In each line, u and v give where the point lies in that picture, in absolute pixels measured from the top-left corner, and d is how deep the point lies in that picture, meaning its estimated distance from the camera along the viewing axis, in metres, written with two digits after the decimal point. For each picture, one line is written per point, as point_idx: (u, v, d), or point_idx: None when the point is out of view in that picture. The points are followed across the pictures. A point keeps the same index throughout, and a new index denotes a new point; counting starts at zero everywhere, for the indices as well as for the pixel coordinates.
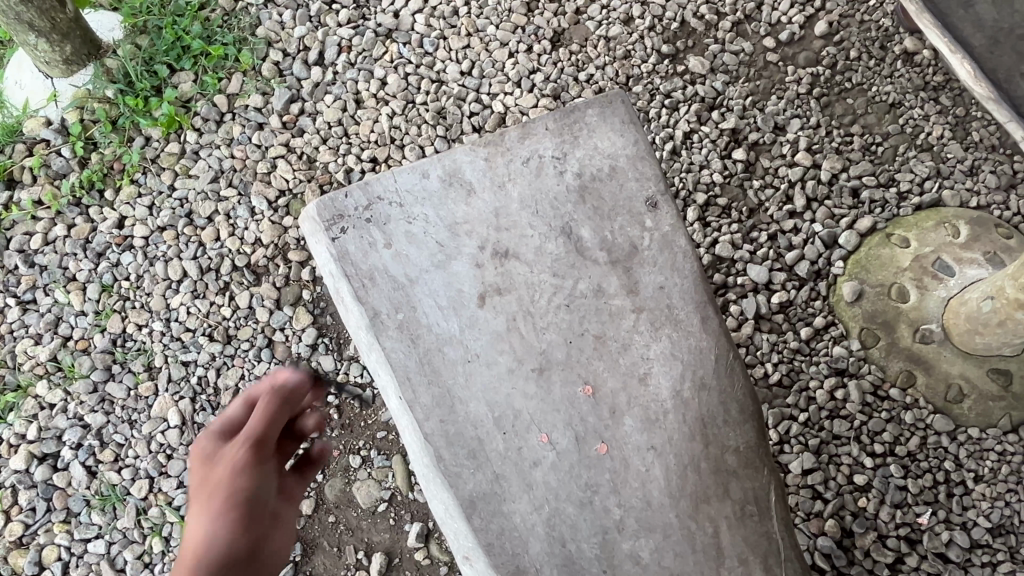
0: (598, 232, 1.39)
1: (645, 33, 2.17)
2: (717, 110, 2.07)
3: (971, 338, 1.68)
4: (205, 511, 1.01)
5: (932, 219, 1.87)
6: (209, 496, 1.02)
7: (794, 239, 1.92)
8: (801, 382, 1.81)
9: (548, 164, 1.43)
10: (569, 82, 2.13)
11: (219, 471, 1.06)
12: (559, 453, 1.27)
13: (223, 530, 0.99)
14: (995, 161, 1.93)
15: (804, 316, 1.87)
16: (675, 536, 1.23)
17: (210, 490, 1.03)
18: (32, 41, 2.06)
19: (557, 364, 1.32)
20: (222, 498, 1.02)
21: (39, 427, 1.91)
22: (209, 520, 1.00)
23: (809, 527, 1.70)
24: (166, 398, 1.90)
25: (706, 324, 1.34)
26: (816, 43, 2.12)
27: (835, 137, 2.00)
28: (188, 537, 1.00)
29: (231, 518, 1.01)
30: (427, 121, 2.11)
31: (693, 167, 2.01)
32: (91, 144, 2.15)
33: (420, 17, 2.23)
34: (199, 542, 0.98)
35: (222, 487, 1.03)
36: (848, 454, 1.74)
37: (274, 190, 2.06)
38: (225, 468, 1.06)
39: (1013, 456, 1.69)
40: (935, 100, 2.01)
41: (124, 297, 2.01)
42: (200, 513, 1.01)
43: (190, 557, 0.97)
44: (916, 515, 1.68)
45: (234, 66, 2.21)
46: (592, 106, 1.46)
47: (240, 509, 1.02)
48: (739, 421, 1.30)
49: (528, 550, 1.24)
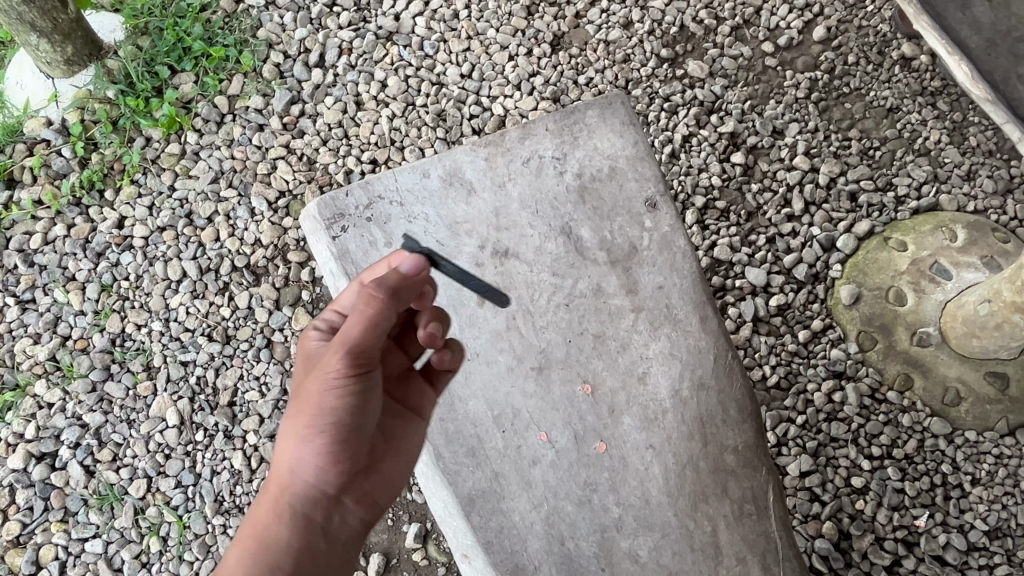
0: (598, 233, 1.40)
1: (644, 37, 2.18)
2: (716, 113, 2.08)
3: (968, 342, 1.69)
4: (294, 427, 1.02)
5: (929, 223, 1.88)
6: (298, 415, 1.02)
7: (792, 242, 1.93)
8: (799, 384, 1.81)
9: (549, 164, 1.46)
10: (568, 85, 2.14)
11: (310, 385, 1.01)
12: (558, 451, 1.28)
13: (310, 461, 1.02)
14: (992, 165, 1.94)
15: (801, 318, 1.87)
16: (674, 535, 1.24)
17: (300, 403, 1.02)
18: (33, 41, 2.06)
19: (556, 363, 1.33)
20: (309, 418, 1.01)
21: (37, 426, 1.90)
22: (300, 450, 1.02)
23: (807, 529, 1.69)
24: (165, 398, 1.90)
25: (705, 323, 1.35)
26: (814, 49, 2.14)
27: (833, 142, 2.01)
28: (280, 451, 1.04)
29: (324, 453, 1.02)
30: (427, 123, 2.12)
31: (692, 170, 2.02)
32: (92, 144, 2.15)
33: (420, 20, 2.24)
34: (287, 468, 1.03)
35: (309, 407, 1.01)
36: (845, 457, 1.75)
37: (274, 191, 2.07)
38: (315, 381, 1.01)
39: (1010, 460, 1.69)
40: (932, 105, 2.02)
41: (124, 297, 2.01)
42: (295, 436, 1.02)
43: (283, 483, 1.04)
44: (913, 518, 1.68)
45: (235, 67, 2.21)
46: (591, 108, 1.50)
47: (325, 434, 1.01)
48: (737, 420, 1.30)
49: (527, 548, 1.24)
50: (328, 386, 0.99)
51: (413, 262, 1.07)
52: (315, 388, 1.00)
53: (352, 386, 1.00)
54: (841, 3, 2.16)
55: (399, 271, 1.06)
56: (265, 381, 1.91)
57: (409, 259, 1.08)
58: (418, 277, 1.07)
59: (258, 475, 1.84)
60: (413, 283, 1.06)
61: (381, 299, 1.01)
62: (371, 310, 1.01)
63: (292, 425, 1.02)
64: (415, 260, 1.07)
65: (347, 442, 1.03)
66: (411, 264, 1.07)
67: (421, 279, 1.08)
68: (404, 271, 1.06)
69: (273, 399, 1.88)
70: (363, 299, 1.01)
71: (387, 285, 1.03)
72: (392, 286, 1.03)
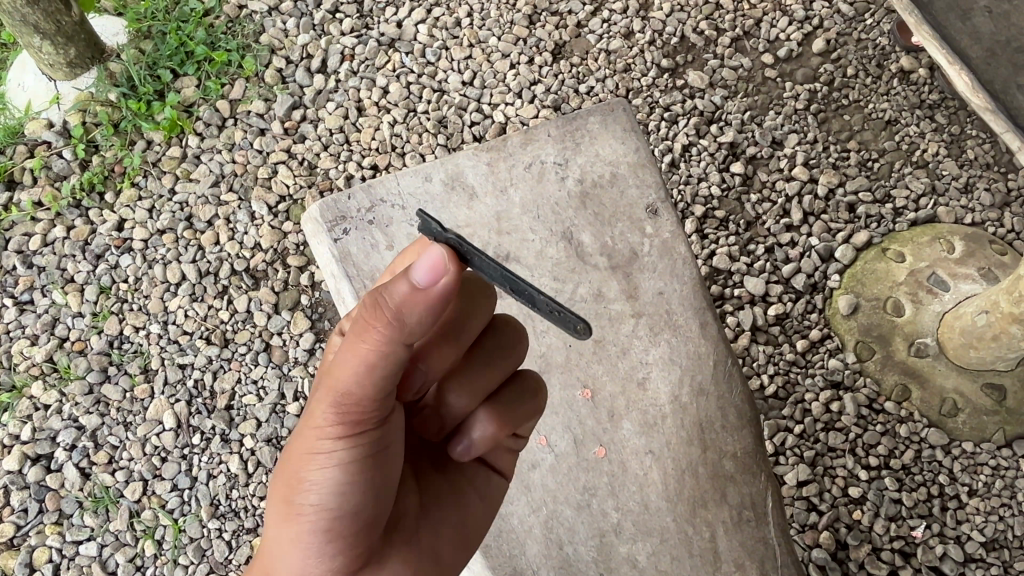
0: (598, 238, 1.41)
1: (645, 47, 2.19)
2: (716, 123, 2.09)
3: (965, 352, 1.70)
4: (281, 495, 0.87)
5: (926, 234, 1.89)
6: (284, 483, 0.86)
7: (791, 252, 1.93)
8: (796, 394, 1.81)
9: (550, 169, 1.47)
10: (569, 94, 2.15)
11: (301, 439, 0.86)
12: (557, 456, 1.29)
13: (295, 549, 0.85)
14: (989, 179, 1.95)
15: (799, 328, 1.87)
16: (672, 540, 1.24)
17: (290, 466, 0.87)
18: (36, 43, 2.06)
19: (557, 367, 1.34)
20: (297, 490, 0.85)
21: (34, 428, 1.90)
22: (290, 536, 0.85)
23: (804, 539, 1.69)
24: (162, 400, 1.90)
25: (705, 329, 1.35)
26: (814, 60, 2.15)
27: (832, 153, 2.02)
28: (273, 536, 0.88)
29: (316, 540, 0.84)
30: (428, 130, 2.13)
31: (691, 180, 2.03)
32: (93, 147, 2.15)
33: (422, 27, 2.25)
34: (273, 548, 0.88)
35: (297, 475, 0.85)
36: (843, 466, 1.74)
37: (274, 196, 2.07)
38: (305, 433, 0.85)
39: (1007, 471, 1.70)
40: (930, 118, 2.04)
41: (122, 300, 2.01)
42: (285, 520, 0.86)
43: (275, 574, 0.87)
44: (911, 528, 1.68)
45: (237, 72, 2.21)
46: (593, 114, 1.52)
47: (316, 517, 0.83)
48: (736, 426, 1.30)
49: (525, 552, 1.23)
50: (318, 451, 0.83)
51: (428, 272, 0.78)
52: (304, 453, 0.84)
53: (346, 454, 0.83)
54: (840, 16, 2.18)
55: (407, 289, 0.80)
56: (262, 384, 1.91)
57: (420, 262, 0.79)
58: (436, 298, 0.79)
59: (254, 479, 1.83)
60: (430, 307, 0.80)
61: (382, 336, 0.80)
62: (369, 352, 0.81)
63: (281, 493, 0.87)
64: (428, 273, 0.78)
65: (346, 532, 0.84)
66: (424, 278, 0.78)
67: (442, 300, 0.80)
68: (414, 290, 0.79)
69: (271, 403, 1.88)
70: (358, 335, 0.81)
71: (391, 311, 0.80)
72: (399, 312, 0.80)
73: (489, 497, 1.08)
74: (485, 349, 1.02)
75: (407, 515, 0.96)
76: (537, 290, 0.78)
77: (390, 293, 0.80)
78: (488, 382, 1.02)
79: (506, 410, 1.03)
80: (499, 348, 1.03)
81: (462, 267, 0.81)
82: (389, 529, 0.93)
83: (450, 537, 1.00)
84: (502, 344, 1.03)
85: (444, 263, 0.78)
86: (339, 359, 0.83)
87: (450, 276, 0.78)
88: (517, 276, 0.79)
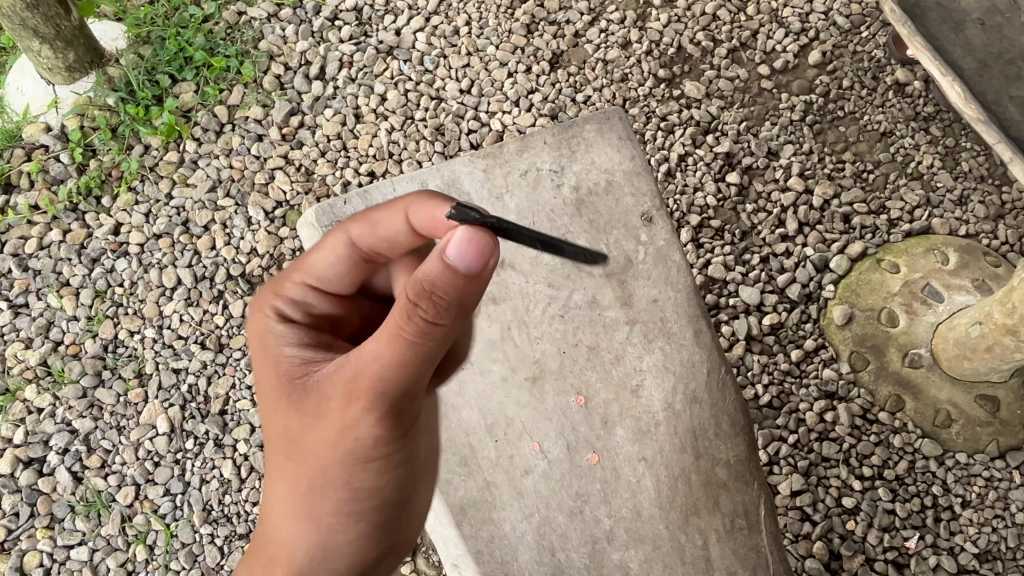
0: (594, 246, 1.41)
1: (642, 57, 2.20)
2: (712, 133, 2.10)
3: (959, 364, 1.70)
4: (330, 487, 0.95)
5: (921, 245, 1.89)
6: (334, 481, 0.95)
7: (786, 262, 1.94)
8: (790, 404, 1.82)
9: (546, 176, 1.48)
10: (566, 103, 2.16)
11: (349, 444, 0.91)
12: (550, 462, 1.29)
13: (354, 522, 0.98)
14: (983, 191, 1.96)
15: (794, 337, 1.88)
16: (665, 548, 1.24)
17: (337, 465, 0.93)
18: (35, 47, 2.06)
19: (551, 374, 1.34)
20: (357, 481, 0.95)
21: (26, 431, 1.90)
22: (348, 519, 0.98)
23: (797, 548, 1.70)
24: (156, 404, 1.89)
25: (699, 337, 1.35)
26: (810, 72, 2.16)
27: (828, 164, 2.03)
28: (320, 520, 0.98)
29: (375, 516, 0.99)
30: (426, 137, 2.14)
31: (687, 189, 2.04)
32: (90, 151, 2.15)
33: (421, 35, 2.26)
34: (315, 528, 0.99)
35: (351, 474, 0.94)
36: (837, 476, 1.75)
37: (270, 202, 2.07)
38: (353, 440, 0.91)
39: (1000, 482, 1.70)
40: (925, 130, 2.05)
41: (117, 303, 2.00)
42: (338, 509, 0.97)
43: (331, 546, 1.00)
44: (903, 539, 1.68)
45: (236, 78, 2.22)
46: (590, 121, 1.51)
47: (379, 492, 0.97)
48: (729, 434, 1.30)
49: (517, 557, 1.25)
50: (372, 450, 0.92)
51: (480, 258, 0.79)
52: (356, 457, 0.92)
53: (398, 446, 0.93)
54: (837, 28, 2.19)
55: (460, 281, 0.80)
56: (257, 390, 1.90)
57: (458, 254, 0.78)
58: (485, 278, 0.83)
59: (247, 484, 1.83)
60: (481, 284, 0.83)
61: (441, 331, 0.82)
62: (422, 356, 0.84)
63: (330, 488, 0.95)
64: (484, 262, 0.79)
65: (398, 495, 0.99)
66: (477, 265, 0.79)
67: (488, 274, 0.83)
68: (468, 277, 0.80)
69: None
70: (405, 344, 0.82)
71: (447, 310, 0.81)
72: (450, 313, 0.81)
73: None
74: None
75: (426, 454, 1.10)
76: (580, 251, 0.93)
77: (439, 285, 0.80)
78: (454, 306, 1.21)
79: None
80: None
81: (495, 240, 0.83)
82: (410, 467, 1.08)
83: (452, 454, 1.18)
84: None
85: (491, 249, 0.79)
86: (384, 370, 0.85)
87: (499, 253, 0.81)
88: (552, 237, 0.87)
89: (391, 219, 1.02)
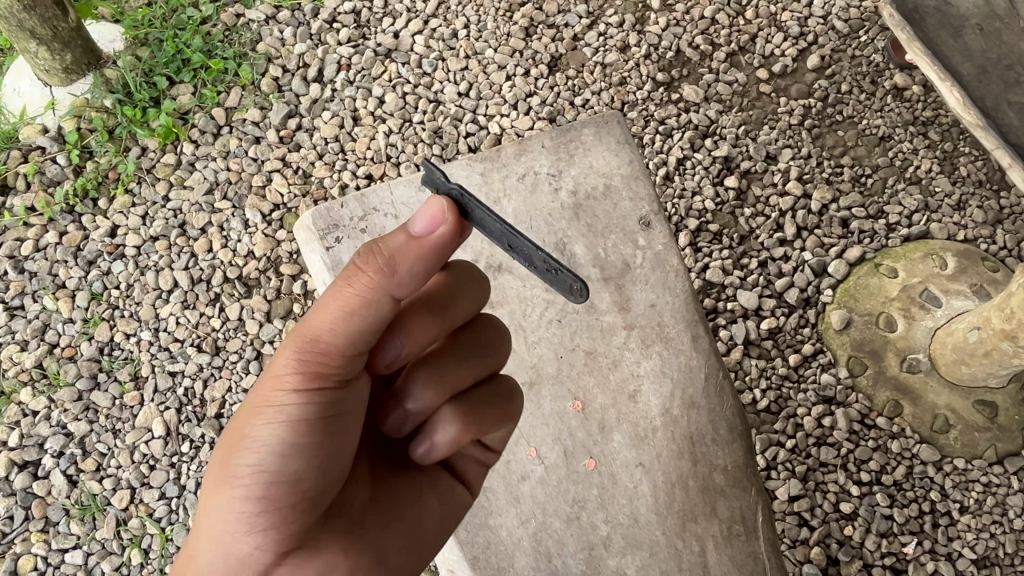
0: (591, 250, 1.41)
1: (641, 61, 2.20)
2: (710, 137, 2.09)
3: (958, 369, 1.70)
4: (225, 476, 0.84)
5: (920, 250, 1.89)
6: (232, 435, 0.85)
7: (784, 267, 1.93)
8: (789, 409, 1.81)
9: (543, 181, 1.47)
10: (565, 105, 2.15)
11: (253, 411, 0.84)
12: (547, 467, 1.29)
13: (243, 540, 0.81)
14: (981, 197, 1.96)
15: (792, 342, 1.87)
16: (662, 554, 1.23)
17: (244, 423, 0.84)
18: (33, 49, 2.06)
19: (548, 378, 1.34)
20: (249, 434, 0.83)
21: (21, 434, 1.89)
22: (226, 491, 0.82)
23: (795, 554, 1.69)
24: (152, 408, 1.89)
25: (697, 342, 1.35)
26: (808, 76, 2.16)
27: (826, 168, 2.03)
28: (204, 494, 0.85)
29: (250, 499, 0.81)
30: (424, 140, 2.13)
31: (685, 194, 2.03)
32: (87, 153, 2.15)
33: (419, 37, 2.25)
34: (203, 538, 0.84)
35: (244, 430, 0.83)
36: (835, 482, 1.74)
37: (268, 204, 2.07)
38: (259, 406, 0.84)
39: (998, 488, 1.70)
40: (923, 134, 2.04)
41: (113, 306, 2.00)
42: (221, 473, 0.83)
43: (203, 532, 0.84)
44: (901, 545, 1.68)
45: (233, 80, 2.22)
46: (588, 126, 1.52)
47: (254, 465, 0.81)
48: (727, 440, 1.30)
49: (514, 564, 1.23)
50: (272, 403, 0.82)
51: (427, 220, 0.84)
52: (262, 403, 0.83)
53: (299, 408, 0.82)
54: (835, 33, 2.19)
55: (405, 239, 0.84)
56: None
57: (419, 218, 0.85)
58: (432, 247, 0.83)
59: None
60: (424, 257, 0.83)
61: (370, 280, 0.82)
62: (341, 295, 0.83)
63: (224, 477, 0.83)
64: (427, 222, 0.84)
65: (283, 488, 0.82)
66: (424, 226, 0.84)
67: (437, 254, 0.84)
68: (411, 238, 0.84)
69: None
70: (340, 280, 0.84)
71: (379, 259, 0.82)
72: (382, 260, 0.82)
73: (447, 504, 1.03)
74: (464, 341, 0.99)
75: (355, 507, 0.92)
76: (534, 246, 0.82)
77: (385, 242, 0.84)
78: (456, 380, 0.97)
79: (475, 411, 0.98)
80: (480, 350, 0.99)
81: (462, 226, 0.86)
82: (331, 523, 0.88)
83: (401, 533, 0.94)
84: (478, 341, 1.00)
85: (445, 215, 0.83)
86: (317, 306, 0.84)
87: (448, 226, 0.83)
88: (514, 229, 0.84)
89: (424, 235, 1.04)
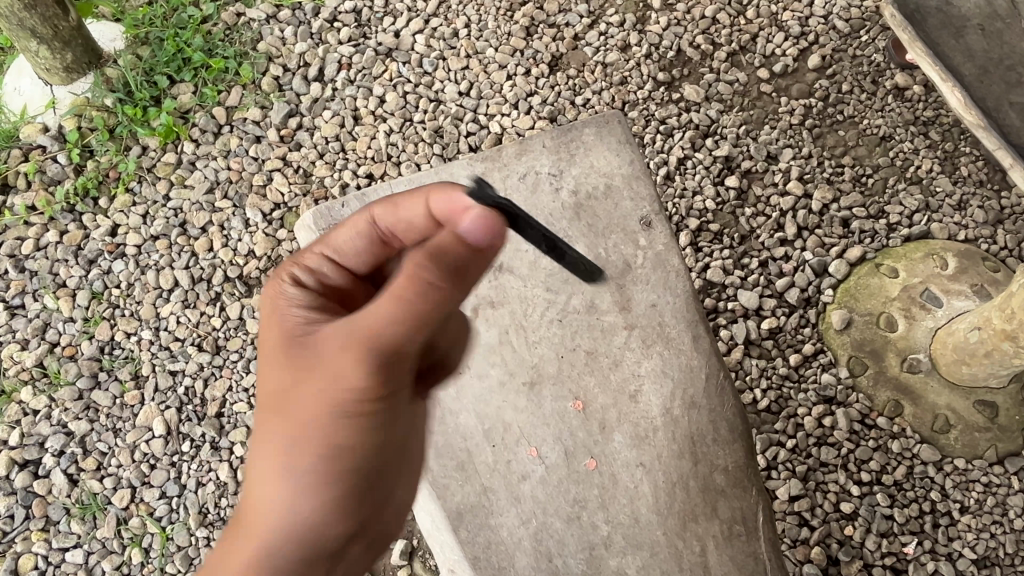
0: (592, 250, 1.41)
1: (641, 60, 2.19)
2: (711, 137, 2.09)
3: (958, 369, 1.70)
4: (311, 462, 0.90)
5: (920, 250, 1.89)
6: (313, 434, 0.87)
7: (785, 267, 1.93)
8: (789, 409, 1.81)
9: (544, 180, 1.47)
10: (565, 105, 2.15)
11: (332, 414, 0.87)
12: (548, 467, 1.29)
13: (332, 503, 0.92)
14: (982, 196, 1.96)
15: (793, 342, 1.87)
16: (663, 554, 1.23)
17: (325, 424, 0.87)
18: (33, 48, 2.06)
19: (548, 378, 1.34)
20: (338, 433, 0.87)
21: (22, 433, 1.89)
22: (315, 480, 0.89)
23: (795, 554, 1.69)
24: (152, 407, 1.89)
25: (697, 342, 1.35)
26: (809, 76, 2.16)
27: (827, 168, 2.03)
28: (285, 485, 0.89)
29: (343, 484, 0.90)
30: (424, 140, 2.13)
31: (686, 193, 2.03)
32: (88, 152, 2.15)
33: (420, 37, 2.25)
34: (288, 519, 0.90)
35: (327, 429, 0.87)
36: (835, 482, 1.74)
37: (268, 203, 2.07)
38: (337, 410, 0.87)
39: (998, 488, 1.70)
40: (924, 134, 2.04)
41: (114, 305, 2.00)
42: (306, 465, 0.88)
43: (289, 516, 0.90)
44: (902, 545, 1.68)
45: (234, 79, 2.22)
46: (589, 125, 1.51)
47: (348, 456, 0.88)
48: (728, 440, 1.30)
49: (514, 564, 1.23)
50: (358, 406, 0.86)
51: (479, 228, 0.78)
52: (344, 406, 0.86)
53: (382, 406, 0.87)
54: (836, 33, 2.18)
55: (461, 250, 0.79)
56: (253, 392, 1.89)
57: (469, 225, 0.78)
58: (489, 258, 0.82)
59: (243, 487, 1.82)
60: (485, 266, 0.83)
61: (438, 297, 0.80)
62: (415, 310, 0.80)
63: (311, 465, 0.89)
64: (482, 231, 0.78)
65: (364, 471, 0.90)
66: (475, 234, 0.78)
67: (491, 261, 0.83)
68: (469, 250, 0.79)
69: None
70: (399, 291, 0.79)
71: (444, 274, 0.79)
72: (446, 276, 0.79)
73: None
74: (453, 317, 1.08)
75: None
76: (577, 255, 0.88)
77: (444, 252, 0.79)
78: (447, 355, 1.06)
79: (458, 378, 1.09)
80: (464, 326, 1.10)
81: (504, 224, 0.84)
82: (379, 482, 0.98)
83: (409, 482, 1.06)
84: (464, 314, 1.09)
85: (498, 225, 0.79)
86: (383, 316, 0.81)
87: (502, 240, 0.80)
88: (558, 238, 0.87)
89: (412, 205, 0.92)
